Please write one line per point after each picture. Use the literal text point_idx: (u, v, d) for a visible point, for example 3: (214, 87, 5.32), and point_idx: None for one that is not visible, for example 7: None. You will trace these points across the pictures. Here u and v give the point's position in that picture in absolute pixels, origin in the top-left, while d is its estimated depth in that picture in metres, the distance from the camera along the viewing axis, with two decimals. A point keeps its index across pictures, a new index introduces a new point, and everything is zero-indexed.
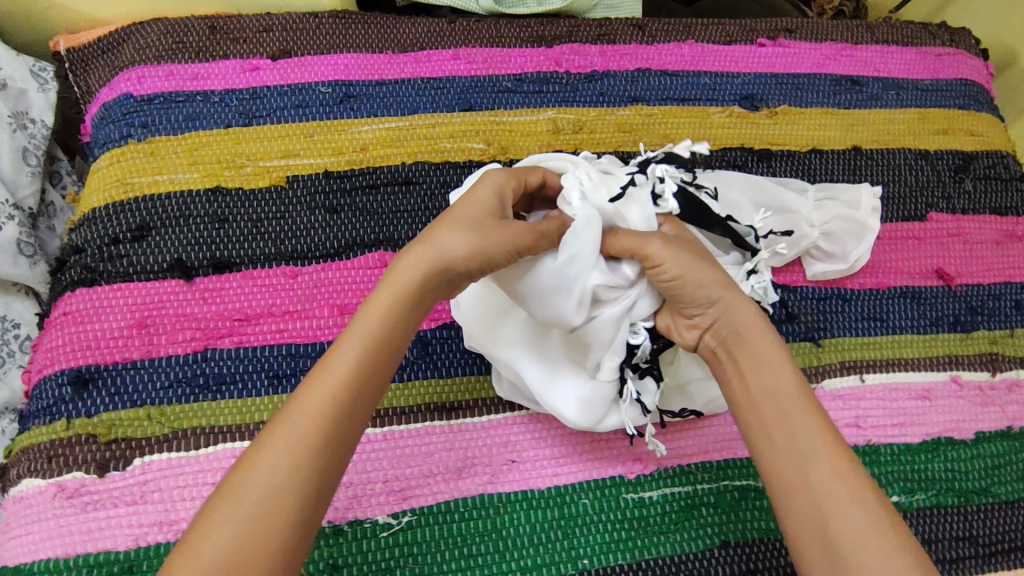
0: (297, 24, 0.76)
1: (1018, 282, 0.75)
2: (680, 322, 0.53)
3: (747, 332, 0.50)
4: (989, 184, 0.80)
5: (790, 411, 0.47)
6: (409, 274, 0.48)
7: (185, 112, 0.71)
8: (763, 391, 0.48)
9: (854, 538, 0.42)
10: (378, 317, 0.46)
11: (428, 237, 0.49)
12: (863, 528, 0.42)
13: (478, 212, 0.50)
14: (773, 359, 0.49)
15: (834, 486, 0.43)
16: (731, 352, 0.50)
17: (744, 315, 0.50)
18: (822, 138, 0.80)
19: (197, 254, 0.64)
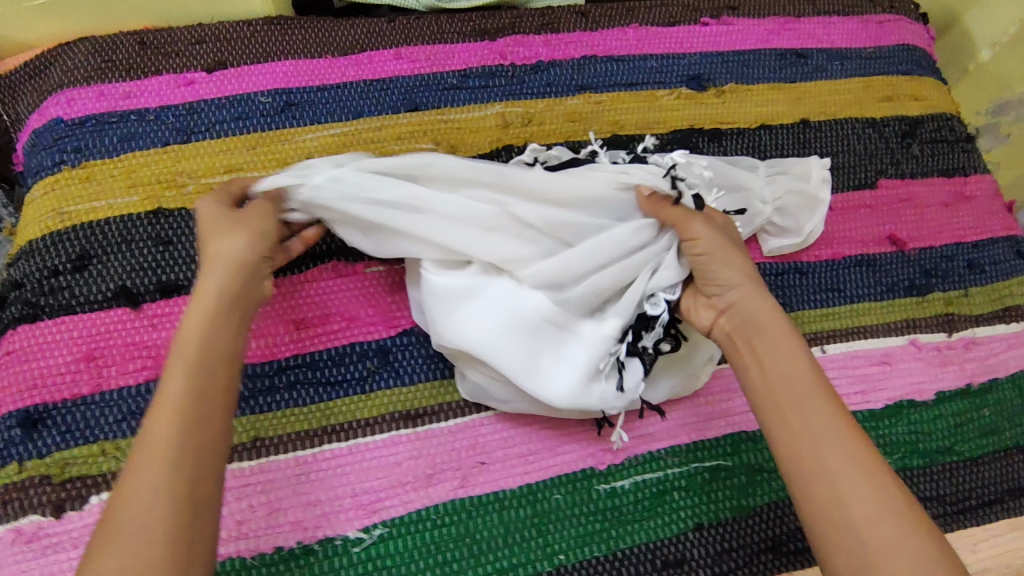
0: (230, 34, 0.73)
1: (969, 242, 0.76)
2: (700, 303, 0.57)
3: (765, 321, 0.54)
4: (936, 147, 0.81)
5: (807, 398, 0.50)
6: (212, 287, 0.50)
7: (119, 133, 0.68)
8: (780, 378, 0.52)
9: (866, 519, 0.45)
10: (200, 324, 0.49)
11: (206, 258, 0.52)
12: (877, 511, 0.45)
13: (219, 219, 0.53)
14: (789, 348, 0.52)
15: (850, 468, 0.47)
16: (748, 339, 0.54)
17: (758, 303, 0.55)
18: (771, 114, 0.80)
19: (143, 279, 0.62)
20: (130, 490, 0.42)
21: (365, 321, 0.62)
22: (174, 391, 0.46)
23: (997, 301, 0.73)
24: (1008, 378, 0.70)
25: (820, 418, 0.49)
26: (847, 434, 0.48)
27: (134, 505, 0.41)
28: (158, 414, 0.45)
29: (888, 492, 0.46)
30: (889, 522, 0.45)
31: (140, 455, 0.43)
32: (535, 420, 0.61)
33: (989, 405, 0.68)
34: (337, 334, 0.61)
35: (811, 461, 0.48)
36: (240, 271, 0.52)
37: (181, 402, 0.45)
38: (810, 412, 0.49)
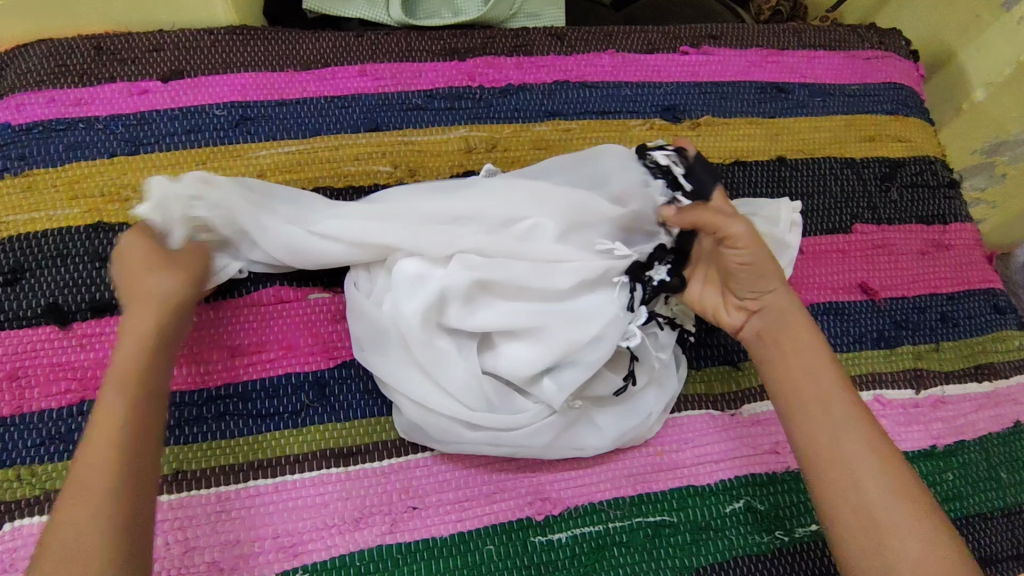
0: (190, 42, 0.71)
1: (944, 293, 0.73)
2: (731, 306, 0.57)
3: (794, 319, 0.55)
4: (916, 192, 0.78)
5: (829, 396, 0.51)
6: (147, 320, 0.51)
7: (66, 142, 0.66)
8: (802, 371, 0.53)
9: (882, 502, 0.47)
10: (136, 353, 0.50)
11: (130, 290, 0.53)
12: (896, 499, 0.47)
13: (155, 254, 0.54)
14: (815, 349, 0.53)
15: (869, 458, 0.48)
16: (775, 340, 0.55)
17: (789, 303, 0.55)
18: (746, 150, 0.78)
19: (75, 297, 0.60)
20: (67, 492, 0.44)
21: (303, 351, 0.60)
22: (110, 415, 0.47)
23: (968, 357, 0.71)
24: (976, 440, 0.67)
25: (843, 413, 0.50)
26: (869, 433, 0.49)
27: (65, 526, 0.43)
28: (94, 438, 0.46)
29: (909, 485, 0.48)
30: (905, 511, 0.46)
31: (76, 473, 0.45)
32: (473, 463, 0.58)
33: (954, 469, 0.65)
34: (273, 363, 0.59)
35: (837, 452, 0.49)
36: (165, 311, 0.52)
37: (117, 428, 0.47)
38: (832, 406, 0.51)
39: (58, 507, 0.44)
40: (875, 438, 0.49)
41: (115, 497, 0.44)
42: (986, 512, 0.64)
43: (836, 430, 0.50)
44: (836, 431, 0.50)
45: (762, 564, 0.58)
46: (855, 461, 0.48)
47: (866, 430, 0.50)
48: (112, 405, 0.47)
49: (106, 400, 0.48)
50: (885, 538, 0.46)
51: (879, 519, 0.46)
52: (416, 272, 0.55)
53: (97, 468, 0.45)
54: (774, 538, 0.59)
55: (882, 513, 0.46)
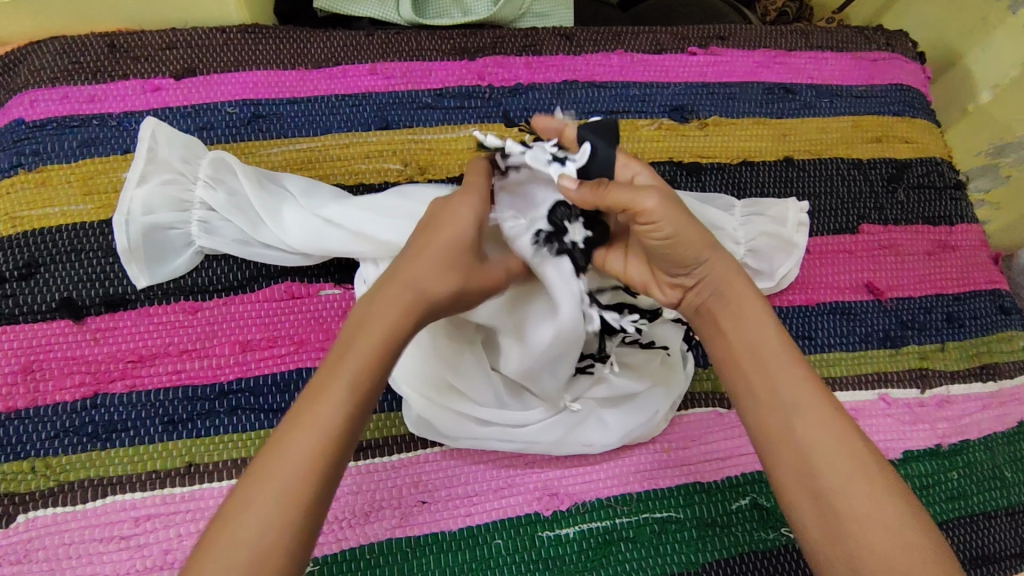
0: (202, 40, 0.72)
1: (950, 294, 0.74)
2: (663, 282, 0.51)
3: (731, 289, 0.49)
4: (922, 193, 0.79)
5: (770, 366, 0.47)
6: (393, 307, 0.43)
7: (80, 138, 0.67)
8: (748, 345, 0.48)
9: (839, 487, 0.43)
10: (379, 348, 0.42)
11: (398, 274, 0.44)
12: (845, 470, 0.43)
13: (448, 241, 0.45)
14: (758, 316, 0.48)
15: (825, 436, 0.44)
16: (716, 314, 0.50)
17: (724, 269, 0.49)
18: (753, 150, 0.78)
19: (89, 291, 0.60)
20: (252, 508, 0.37)
21: (314, 346, 0.61)
22: (329, 414, 0.40)
23: (974, 357, 0.71)
24: (981, 439, 0.67)
25: (788, 385, 0.46)
26: (811, 404, 0.45)
27: (250, 529, 0.37)
28: (296, 435, 0.39)
29: (859, 455, 0.44)
30: (854, 483, 0.43)
31: (267, 465, 0.39)
32: (481, 458, 0.59)
33: (959, 468, 0.66)
34: (285, 358, 0.60)
35: (778, 426, 0.45)
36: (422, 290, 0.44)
37: (334, 429, 0.40)
38: (783, 380, 0.46)
39: (240, 490, 0.39)
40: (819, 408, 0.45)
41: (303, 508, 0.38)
42: (991, 511, 0.64)
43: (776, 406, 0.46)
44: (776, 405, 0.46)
45: (768, 561, 0.58)
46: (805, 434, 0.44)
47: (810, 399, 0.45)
48: (339, 395, 0.40)
49: (334, 393, 0.40)
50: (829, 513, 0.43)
51: (830, 495, 0.43)
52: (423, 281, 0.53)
53: (292, 471, 0.38)
54: (780, 535, 0.59)
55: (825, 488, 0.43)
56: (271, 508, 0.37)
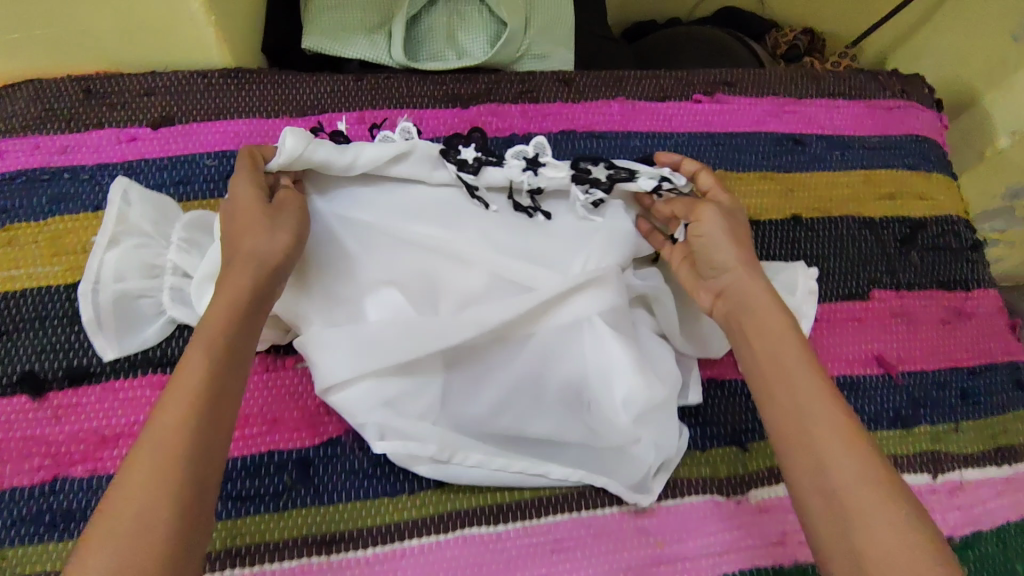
0: (182, 86, 0.68)
1: (965, 367, 0.70)
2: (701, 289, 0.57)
3: (757, 302, 0.53)
4: (937, 256, 0.75)
5: (788, 377, 0.49)
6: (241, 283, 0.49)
7: (49, 193, 0.63)
8: (768, 355, 0.51)
9: (849, 485, 0.44)
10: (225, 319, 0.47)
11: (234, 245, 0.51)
12: (864, 477, 0.44)
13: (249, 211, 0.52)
14: (775, 327, 0.52)
15: (838, 439, 0.46)
16: (740, 319, 0.54)
17: (750, 284, 0.54)
18: (760, 208, 0.74)
19: (51, 364, 0.57)
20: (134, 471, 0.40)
21: (288, 426, 0.57)
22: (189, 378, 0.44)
23: (988, 439, 0.67)
24: (994, 530, 0.63)
25: (805, 392, 0.48)
26: (827, 414, 0.47)
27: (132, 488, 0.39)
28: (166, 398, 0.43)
29: (867, 458, 0.45)
30: (869, 490, 0.43)
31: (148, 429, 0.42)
32: (461, 552, 0.55)
33: (972, 561, 0.62)
34: (256, 439, 0.56)
35: (804, 436, 0.47)
36: (255, 262, 0.50)
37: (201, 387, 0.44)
38: (799, 388, 0.49)
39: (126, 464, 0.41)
40: (833, 416, 0.47)
41: (183, 465, 0.41)
42: None
43: (794, 410, 0.48)
44: (799, 410, 0.48)
45: None
46: (819, 444, 0.46)
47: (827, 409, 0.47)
48: (197, 358, 0.45)
49: (189, 361, 0.45)
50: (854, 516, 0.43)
51: (842, 494, 0.44)
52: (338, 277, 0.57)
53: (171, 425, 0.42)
54: None
55: (848, 496, 0.43)
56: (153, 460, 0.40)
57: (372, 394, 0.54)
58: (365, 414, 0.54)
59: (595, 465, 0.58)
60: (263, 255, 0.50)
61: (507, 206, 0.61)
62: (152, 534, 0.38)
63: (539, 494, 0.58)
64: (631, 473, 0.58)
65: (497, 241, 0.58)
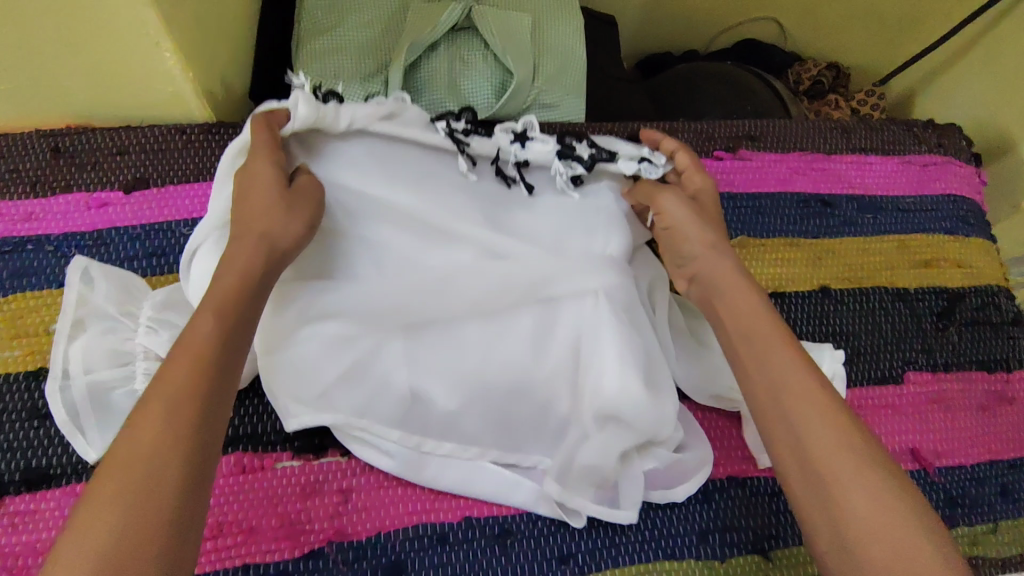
0: (160, 144, 0.63)
1: (1006, 459, 0.64)
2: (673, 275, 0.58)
3: (726, 284, 0.52)
4: (976, 332, 0.69)
5: (761, 345, 0.47)
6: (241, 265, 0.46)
7: (11, 266, 0.58)
8: (742, 331, 0.49)
9: (827, 454, 0.42)
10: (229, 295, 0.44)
11: (241, 232, 0.47)
12: (839, 448, 0.42)
13: (268, 195, 0.49)
14: (748, 307, 0.50)
15: (813, 409, 0.44)
16: (711, 301, 0.53)
17: (719, 266, 0.53)
18: (784, 278, 0.69)
19: (6, 463, 0.52)
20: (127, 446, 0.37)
21: (266, 536, 0.52)
22: (194, 342, 0.41)
23: None
24: None
25: (778, 365, 0.46)
26: (803, 386, 0.45)
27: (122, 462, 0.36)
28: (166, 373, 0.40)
29: (847, 432, 0.42)
30: (849, 463, 0.41)
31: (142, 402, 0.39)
32: None
33: None
34: (229, 552, 0.51)
35: (777, 405, 0.45)
36: (267, 243, 0.47)
37: (209, 357, 0.41)
38: (774, 362, 0.46)
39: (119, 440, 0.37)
40: (807, 384, 0.45)
41: (183, 442, 0.37)
42: None
43: (767, 386, 0.46)
44: (771, 386, 0.46)
45: None
46: (794, 415, 0.44)
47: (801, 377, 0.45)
48: (201, 334, 0.42)
49: (195, 331, 0.42)
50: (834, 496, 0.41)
51: (818, 467, 0.42)
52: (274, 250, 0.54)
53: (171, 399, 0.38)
54: None
55: (827, 469, 0.41)
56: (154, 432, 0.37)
57: (317, 363, 0.53)
58: (302, 394, 0.53)
59: (538, 450, 0.56)
60: (275, 241, 0.48)
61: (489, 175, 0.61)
62: (148, 513, 0.35)
63: None
64: (578, 482, 0.54)
65: (484, 214, 0.58)
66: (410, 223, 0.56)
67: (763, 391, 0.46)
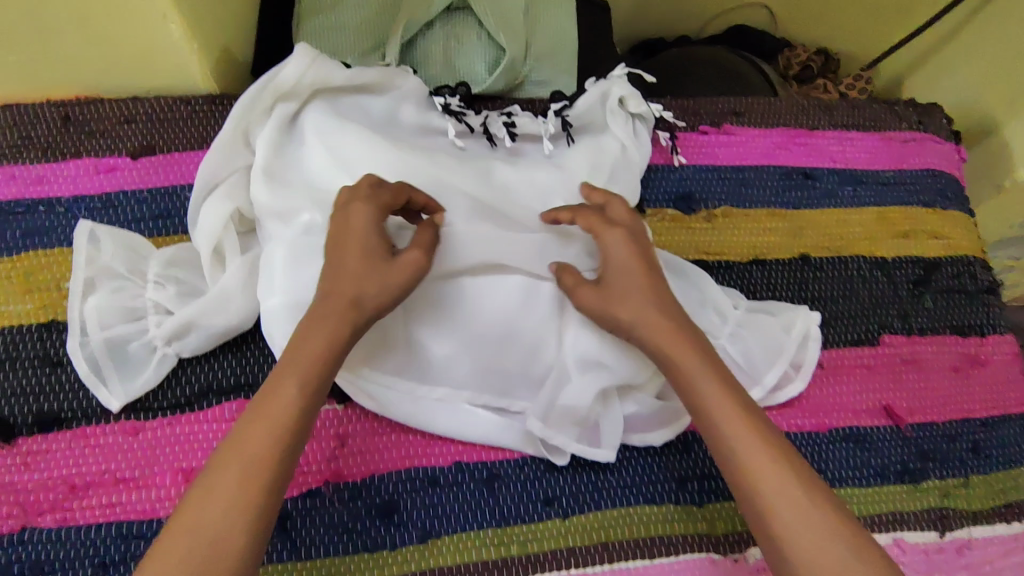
0: (165, 114, 0.66)
1: (977, 418, 0.67)
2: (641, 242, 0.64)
3: (677, 361, 0.53)
4: (951, 299, 0.71)
5: (717, 419, 0.51)
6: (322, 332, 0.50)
7: (24, 226, 0.61)
8: (708, 411, 0.52)
9: (794, 534, 0.46)
10: (319, 347, 0.49)
11: (341, 287, 0.51)
12: (807, 526, 0.46)
13: (369, 254, 0.52)
14: (713, 384, 0.52)
15: (786, 489, 0.47)
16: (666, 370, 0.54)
17: (656, 334, 0.54)
18: (766, 246, 0.71)
19: (21, 408, 0.55)
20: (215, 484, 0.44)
21: None
22: (281, 406, 0.47)
23: (998, 494, 0.65)
24: None
25: (746, 447, 0.49)
26: (773, 468, 0.48)
27: (207, 521, 0.42)
28: (258, 422, 0.46)
29: (817, 515, 0.46)
30: (816, 543, 0.45)
31: (233, 445, 0.45)
32: None
33: None
34: None
35: (741, 481, 0.49)
36: (355, 311, 0.51)
37: (286, 420, 0.47)
38: (745, 444, 0.50)
39: (211, 475, 0.45)
40: (766, 452, 0.49)
41: (264, 496, 0.44)
42: None
43: (739, 465, 0.49)
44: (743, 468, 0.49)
45: None
46: (766, 491, 0.48)
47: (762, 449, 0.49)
48: (291, 388, 0.48)
49: (285, 387, 0.48)
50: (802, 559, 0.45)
51: (781, 536, 0.46)
52: (279, 208, 0.58)
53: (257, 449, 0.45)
54: None
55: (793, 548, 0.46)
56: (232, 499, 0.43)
57: (304, 300, 0.56)
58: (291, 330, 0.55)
59: (527, 394, 0.59)
60: (366, 306, 0.51)
61: (474, 141, 0.68)
62: (222, 551, 0.42)
63: (527, 551, 0.55)
64: (560, 421, 0.57)
65: (470, 169, 0.63)
66: (397, 170, 0.61)
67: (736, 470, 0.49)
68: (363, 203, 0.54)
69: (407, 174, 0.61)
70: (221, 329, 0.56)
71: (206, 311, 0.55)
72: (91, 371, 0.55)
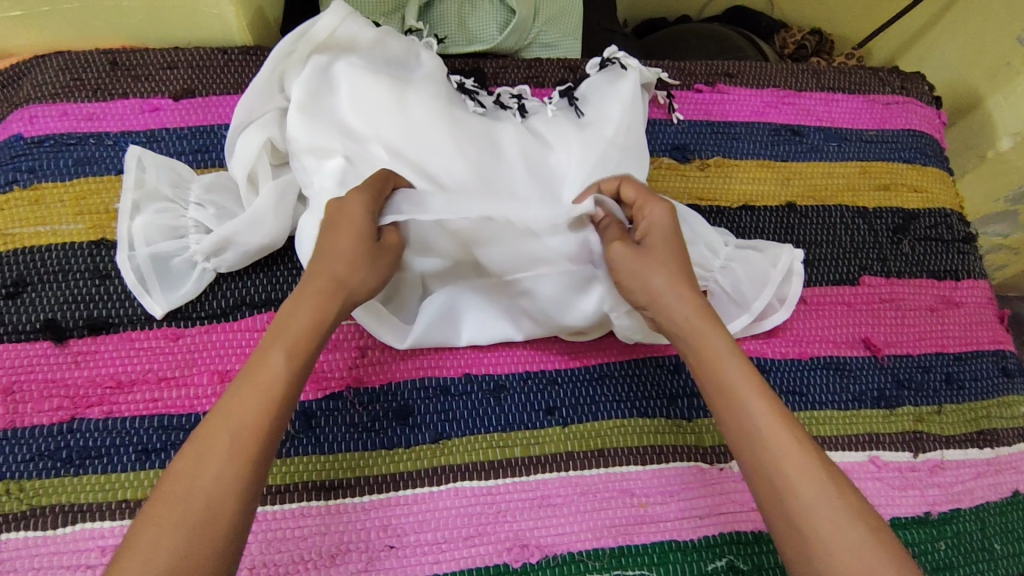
0: (203, 61, 0.72)
1: (951, 353, 0.72)
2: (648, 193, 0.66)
3: (701, 347, 0.54)
4: (929, 246, 0.76)
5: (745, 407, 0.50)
6: (306, 317, 0.51)
7: (76, 156, 0.67)
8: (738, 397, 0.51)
9: (827, 524, 0.44)
10: (304, 319, 0.51)
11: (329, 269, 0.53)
12: (838, 520, 0.44)
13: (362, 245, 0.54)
14: (743, 375, 0.51)
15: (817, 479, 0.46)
16: (692, 354, 0.54)
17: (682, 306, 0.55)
18: (755, 194, 0.76)
19: (73, 314, 0.61)
20: (190, 467, 0.43)
21: None
22: (268, 378, 0.47)
23: (970, 422, 0.69)
24: (972, 509, 0.65)
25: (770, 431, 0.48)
26: (800, 457, 0.47)
27: (185, 501, 0.42)
28: (242, 397, 0.46)
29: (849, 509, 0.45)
30: (848, 536, 0.43)
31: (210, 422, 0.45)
32: (452, 504, 0.58)
33: (949, 537, 0.64)
34: None
35: (765, 469, 0.47)
36: (340, 294, 0.53)
37: (272, 396, 0.47)
38: (773, 430, 0.48)
39: (182, 460, 0.44)
40: (786, 434, 0.48)
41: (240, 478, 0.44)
42: None
43: (764, 452, 0.48)
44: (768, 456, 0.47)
45: None
46: (791, 479, 0.46)
47: (799, 455, 0.47)
48: (275, 364, 0.48)
49: (270, 360, 0.48)
50: (830, 561, 0.43)
51: (808, 530, 0.44)
52: (307, 146, 0.61)
53: (231, 428, 0.45)
54: None
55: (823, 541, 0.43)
56: (219, 468, 0.43)
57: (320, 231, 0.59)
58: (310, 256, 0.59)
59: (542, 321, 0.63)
60: (350, 287, 0.53)
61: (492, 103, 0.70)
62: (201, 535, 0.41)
63: (529, 453, 0.60)
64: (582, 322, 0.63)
65: (483, 123, 0.65)
66: (411, 117, 0.62)
67: (764, 455, 0.48)
68: (358, 193, 0.55)
69: (421, 123, 0.62)
70: (256, 246, 0.62)
71: (242, 230, 0.61)
72: (138, 281, 0.60)
